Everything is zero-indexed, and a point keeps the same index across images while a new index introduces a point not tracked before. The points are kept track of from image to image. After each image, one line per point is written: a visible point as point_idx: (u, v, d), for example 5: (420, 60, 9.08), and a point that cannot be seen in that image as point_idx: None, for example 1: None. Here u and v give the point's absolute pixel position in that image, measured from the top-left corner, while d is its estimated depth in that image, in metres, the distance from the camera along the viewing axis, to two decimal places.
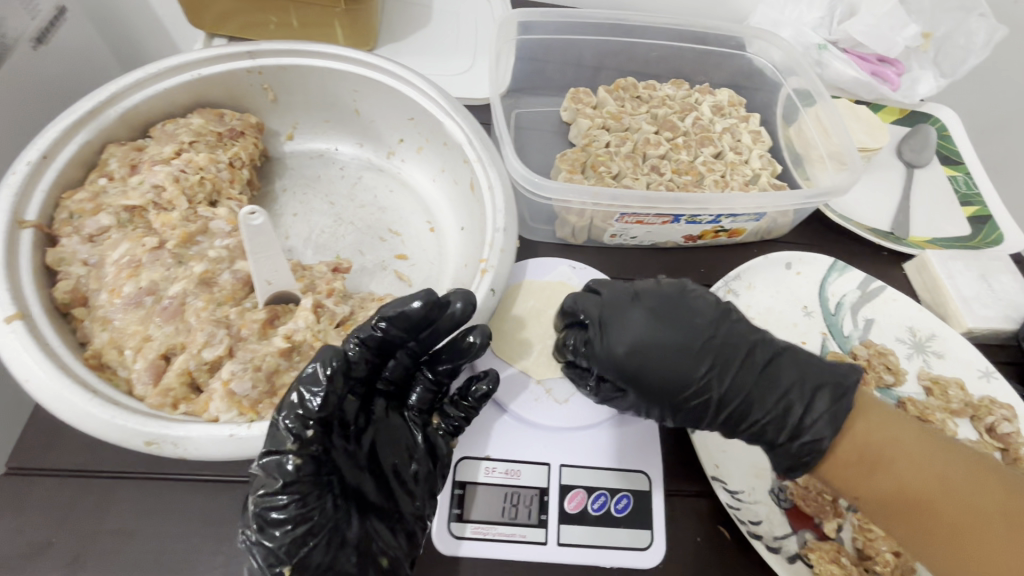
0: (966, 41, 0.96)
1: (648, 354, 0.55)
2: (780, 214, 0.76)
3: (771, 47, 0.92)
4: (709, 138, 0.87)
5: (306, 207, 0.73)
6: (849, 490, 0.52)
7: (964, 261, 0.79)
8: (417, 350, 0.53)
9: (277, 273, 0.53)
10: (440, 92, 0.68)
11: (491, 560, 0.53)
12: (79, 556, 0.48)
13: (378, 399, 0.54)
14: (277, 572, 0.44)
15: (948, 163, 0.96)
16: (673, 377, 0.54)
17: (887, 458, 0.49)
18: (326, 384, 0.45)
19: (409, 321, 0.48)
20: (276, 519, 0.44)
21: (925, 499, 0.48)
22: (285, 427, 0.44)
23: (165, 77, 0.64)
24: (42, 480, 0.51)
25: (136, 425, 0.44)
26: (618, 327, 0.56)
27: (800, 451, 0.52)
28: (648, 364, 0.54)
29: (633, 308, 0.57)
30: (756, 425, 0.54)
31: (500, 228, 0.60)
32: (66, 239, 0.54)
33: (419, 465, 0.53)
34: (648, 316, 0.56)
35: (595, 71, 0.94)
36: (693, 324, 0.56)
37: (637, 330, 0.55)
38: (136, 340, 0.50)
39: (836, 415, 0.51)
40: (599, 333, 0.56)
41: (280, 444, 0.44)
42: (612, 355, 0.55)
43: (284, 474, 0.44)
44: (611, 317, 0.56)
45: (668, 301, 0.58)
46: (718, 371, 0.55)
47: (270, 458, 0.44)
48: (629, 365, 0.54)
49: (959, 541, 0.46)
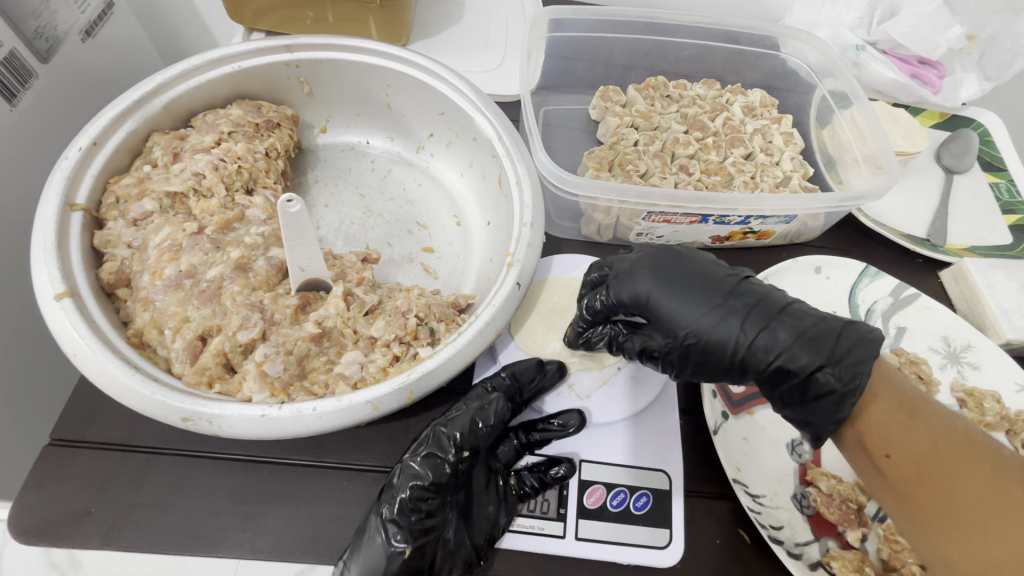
0: (1013, 44, 0.92)
1: (669, 284, 0.56)
2: (811, 217, 0.74)
3: (806, 47, 0.90)
4: (740, 138, 0.86)
5: (337, 199, 0.74)
6: (879, 444, 0.48)
7: (1005, 271, 0.76)
8: (516, 394, 0.60)
9: (311, 261, 0.55)
10: (472, 88, 0.69)
11: (508, 551, 0.54)
12: (117, 526, 0.51)
13: (473, 437, 0.55)
14: (397, 550, 0.50)
15: (989, 170, 0.93)
16: (694, 307, 0.54)
17: (921, 412, 0.47)
18: (480, 414, 0.56)
19: (520, 372, 0.61)
20: (415, 510, 0.51)
21: (953, 461, 0.45)
22: (450, 435, 0.55)
23: (207, 68, 0.66)
24: (84, 451, 0.54)
25: (174, 401, 0.46)
26: (638, 263, 0.58)
27: (843, 376, 0.49)
28: (671, 296, 0.56)
29: (656, 250, 0.59)
30: (791, 359, 0.51)
31: (528, 223, 0.60)
32: (112, 223, 0.56)
33: (494, 507, 0.55)
34: (670, 254, 0.58)
35: (625, 69, 0.94)
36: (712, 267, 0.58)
37: (660, 268, 0.57)
38: (174, 321, 0.52)
39: (867, 342, 0.50)
40: (621, 271, 0.58)
41: (436, 447, 0.54)
42: (631, 289, 0.57)
43: (434, 468, 0.53)
44: (636, 256, 0.59)
45: (689, 248, 0.60)
46: (743, 301, 0.54)
47: (426, 455, 0.54)
48: (649, 296, 0.56)
49: (975, 511, 0.43)
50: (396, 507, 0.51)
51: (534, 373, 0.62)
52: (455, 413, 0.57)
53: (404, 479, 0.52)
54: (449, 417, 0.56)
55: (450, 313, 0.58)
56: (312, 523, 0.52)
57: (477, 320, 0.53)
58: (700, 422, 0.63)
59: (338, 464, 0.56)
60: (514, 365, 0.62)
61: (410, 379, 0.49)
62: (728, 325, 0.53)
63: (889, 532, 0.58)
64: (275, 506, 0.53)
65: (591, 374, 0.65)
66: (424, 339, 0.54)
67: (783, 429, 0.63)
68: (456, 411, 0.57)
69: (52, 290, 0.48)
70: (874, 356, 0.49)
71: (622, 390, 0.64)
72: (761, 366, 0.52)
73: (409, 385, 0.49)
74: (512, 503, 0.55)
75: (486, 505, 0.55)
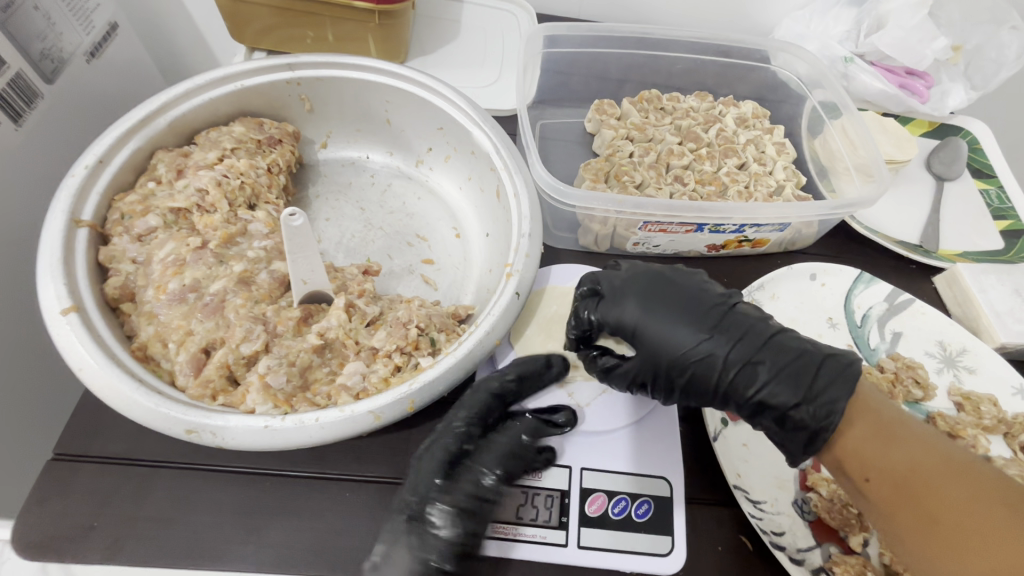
0: (997, 54, 0.96)
1: (658, 312, 0.56)
2: (805, 225, 0.75)
3: (796, 60, 0.92)
4: (733, 149, 0.88)
5: (338, 213, 0.75)
6: (860, 468, 0.48)
7: (997, 275, 0.78)
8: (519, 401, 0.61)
9: (313, 273, 0.55)
10: (469, 103, 0.70)
11: (512, 560, 0.54)
12: (120, 540, 0.50)
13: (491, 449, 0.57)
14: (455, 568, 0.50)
15: (979, 176, 0.95)
16: (680, 337, 0.55)
17: (898, 433, 0.47)
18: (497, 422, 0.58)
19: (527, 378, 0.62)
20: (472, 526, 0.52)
21: (933, 481, 0.44)
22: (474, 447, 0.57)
23: (210, 88, 0.68)
24: (87, 466, 0.54)
25: (179, 414, 0.46)
26: (626, 289, 0.58)
27: (817, 414, 0.50)
28: (656, 325, 0.56)
29: (644, 275, 0.59)
30: (769, 392, 0.52)
31: (526, 233, 0.61)
32: (117, 238, 0.57)
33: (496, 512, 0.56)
34: (656, 280, 0.58)
35: (619, 83, 0.96)
36: (702, 292, 0.58)
37: (648, 293, 0.57)
38: (178, 334, 0.52)
39: (848, 379, 0.50)
40: (611, 295, 0.58)
41: (446, 459, 0.54)
42: (618, 315, 0.57)
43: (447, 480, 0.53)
44: (625, 279, 0.59)
45: (678, 271, 0.60)
46: (727, 333, 0.54)
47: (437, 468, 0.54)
48: (634, 322, 0.57)
49: (957, 530, 0.42)
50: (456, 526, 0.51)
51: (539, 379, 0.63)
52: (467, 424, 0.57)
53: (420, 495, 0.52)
54: (461, 428, 0.57)
55: (450, 323, 0.59)
56: (314, 535, 0.52)
57: (477, 330, 0.54)
58: (700, 429, 0.63)
59: (341, 475, 0.56)
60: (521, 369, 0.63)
61: (412, 389, 0.49)
62: (711, 357, 0.54)
63: None
64: (278, 518, 0.53)
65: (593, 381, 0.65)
66: (425, 349, 0.55)
67: None
68: (465, 420, 0.57)
69: (58, 305, 0.49)
70: (851, 394, 0.50)
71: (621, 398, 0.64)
72: (741, 398, 0.54)
73: (411, 395, 0.49)
74: (511, 511, 0.56)
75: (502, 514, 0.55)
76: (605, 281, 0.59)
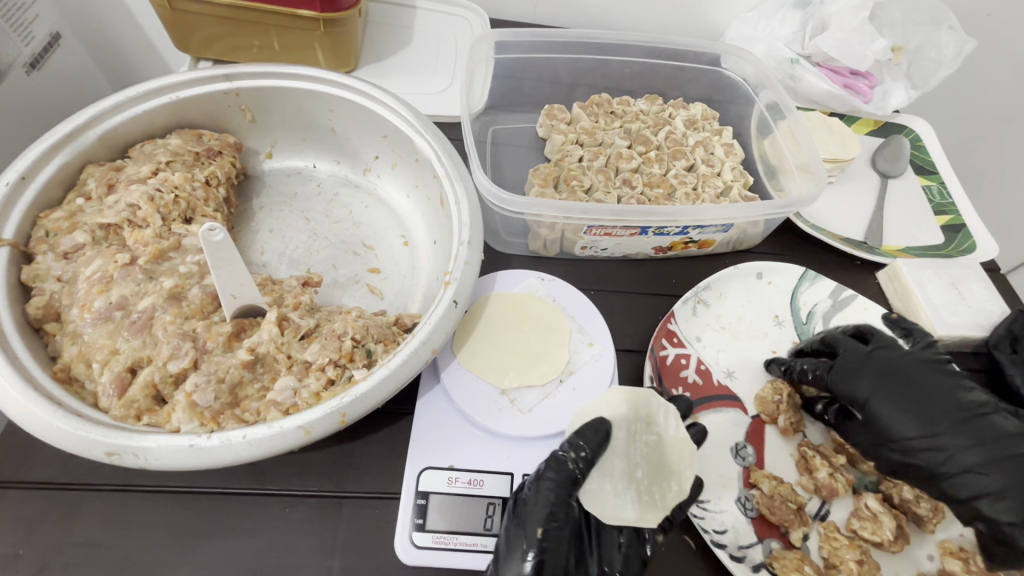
0: (937, 54, 0.99)
1: (930, 431, 0.57)
2: (750, 224, 0.77)
3: (743, 62, 0.94)
4: (681, 151, 0.89)
5: (282, 224, 0.74)
6: None
7: (934, 270, 0.80)
8: (577, 470, 0.53)
9: (243, 287, 0.54)
10: (410, 112, 0.70)
11: (453, 570, 0.53)
12: (46, 566, 0.49)
13: (569, 513, 0.52)
14: None
15: (922, 173, 0.98)
16: (956, 447, 0.56)
17: None
18: (557, 490, 0.52)
19: (587, 443, 0.54)
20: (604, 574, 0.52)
21: None
22: (560, 512, 0.51)
23: (144, 99, 0.67)
24: (13, 492, 0.52)
25: (98, 436, 0.45)
26: (865, 370, 0.61)
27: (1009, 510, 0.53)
28: (892, 410, 0.59)
29: (869, 360, 0.62)
30: (985, 498, 0.54)
31: (465, 241, 0.61)
32: (41, 257, 0.55)
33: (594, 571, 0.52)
34: (880, 380, 0.60)
35: (571, 87, 0.97)
36: (904, 370, 0.60)
37: (886, 370, 0.61)
38: (103, 354, 0.51)
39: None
40: (850, 365, 0.62)
41: (544, 499, 0.51)
42: (851, 388, 0.61)
43: (555, 533, 0.50)
44: (864, 357, 0.62)
45: (891, 367, 0.61)
46: (952, 462, 0.56)
47: (540, 512, 0.51)
48: (865, 395, 0.60)
49: None
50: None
51: (591, 437, 0.54)
52: (581, 453, 0.53)
53: (526, 546, 0.49)
54: (564, 454, 0.53)
55: (390, 332, 0.58)
56: (251, 554, 0.52)
57: (412, 340, 0.54)
58: None
59: (279, 491, 0.55)
60: (583, 433, 0.54)
61: (342, 403, 0.49)
62: (976, 471, 0.55)
63: (829, 531, 0.59)
64: (213, 536, 0.52)
65: (675, 425, 0.57)
66: (359, 361, 0.54)
67: (727, 433, 0.66)
68: (583, 448, 0.54)
69: None
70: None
71: (684, 479, 0.55)
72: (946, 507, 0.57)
73: (342, 409, 0.49)
74: (454, 521, 0.54)
75: (606, 559, 0.53)
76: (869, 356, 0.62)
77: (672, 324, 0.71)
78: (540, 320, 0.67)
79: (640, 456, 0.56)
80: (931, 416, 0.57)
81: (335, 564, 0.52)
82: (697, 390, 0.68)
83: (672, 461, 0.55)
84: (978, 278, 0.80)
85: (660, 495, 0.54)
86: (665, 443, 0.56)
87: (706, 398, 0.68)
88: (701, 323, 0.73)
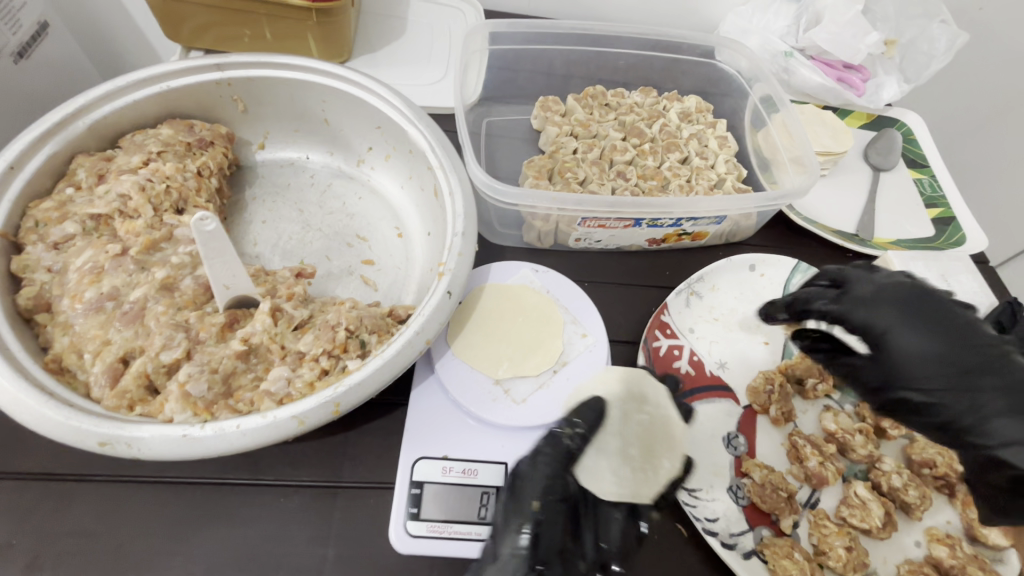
0: (929, 48, 0.99)
1: (949, 372, 0.48)
2: (742, 217, 0.77)
3: (737, 55, 0.94)
4: (675, 144, 0.89)
5: (275, 215, 0.74)
6: None
7: (924, 262, 0.81)
8: (572, 445, 0.56)
9: (236, 278, 0.54)
10: (404, 102, 0.70)
11: (447, 558, 0.53)
12: (39, 557, 0.49)
13: (564, 486, 0.54)
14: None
15: (913, 166, 0.98)
16: (969, 381, 0.47)
17: None
18: (555, 464, 0.55)
19: (583, 421, 0.58)
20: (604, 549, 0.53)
21: None
22: (557, 484, 0.54)
23: (134, 89, 0.66)
24: (4, 484, 0.52)
25: (91, 426, 0.45)
26: (880, 296, 0.53)
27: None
28: (900, 341, 0.51)
29: (885, 288, 0.54)
30: (1006, 443, 0.45)
31: (459, 232, 0.61)
32: (31, 247, 0.55)
33: (593, 544, 0.53)
34: (894, 307, 0.52)
35: (565, 79, 0.97)
36: (920, 298, 0.52)
37: (902, 298, 0.52)
38: (95, 344, 0.51)
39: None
40: (860, 292, 0.54)
41: (542, 472, 0.54)
42: (866, 316, 0.53)
43: (551, 505, 0.52)
44: (881, 285, 0.54)
45: (910, 295, 0.52)
46: (965, 401, 0.47)
47: (538, 485, 0.53)
48: (874, 322, 0.52)
49: None
50: (594, 554, 0.53)
51: (588, 414, 0.59)
52: (575, 429, 0.57)
53: (522, 517, 0.51)
54: (559, 431, 0.57)
55: (384, 323, 0.58)
56: (245, 544, 0.52)
57: (406, 330, 0.54)
58: None
59: (273, 481, 0.55)
60: (580, 411, 0.59)
61: (337, 393, 0.49)
62: (992, 411, 0.46)
63: (819, 518, 0.60)
64: (207, 526, 0.52)
65: (663, 403, 0.62)
66: (354, 352, 0.54)
67: (719, 423, 0.66)
68: (579, 425, 0.58)
69: None
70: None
71: (675, 456, 0.59)
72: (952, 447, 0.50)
73: (336, 399, 0.49)
74: (448, 510, 0.55)
75: (604, 534, 0.54)
76: (884, 284, 0.54)
77: (666, 315, 0.72)
78: (534, 310, 0.68)
79: (634, 434, 0.60)
80: (943, 347, 0.49)
81: (329, 553, 0.52)
82: (690, 381, 0.68)
83: (663, 439, 0.60)
84: (968, 270, 0.81)
85: (654, 470, 0.58)
86: (656, 421, 0.61)
87: (698, 389, 0.68)
88: (695, 314, 0.74)
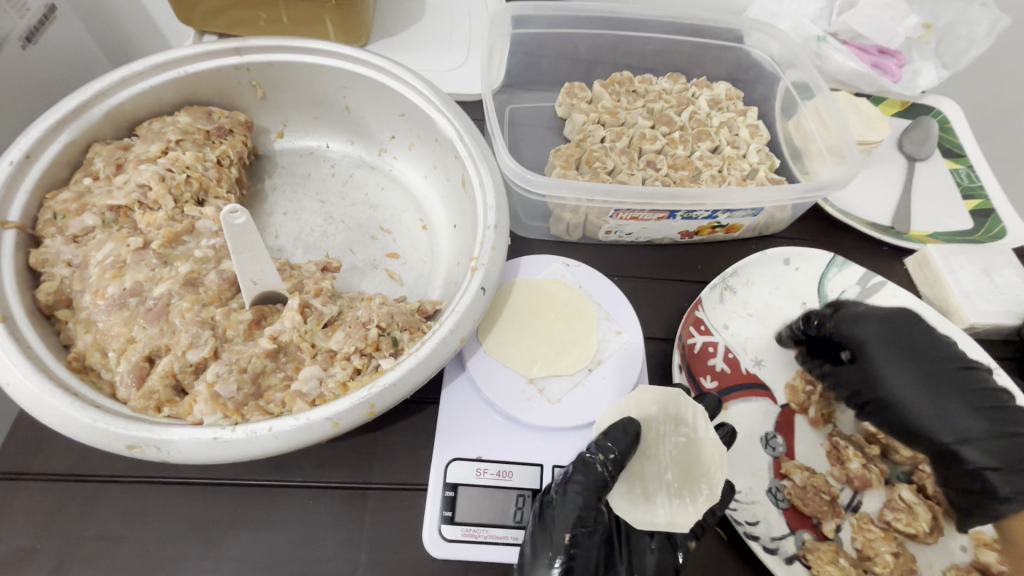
0: (967, 31, 0.95)
1: (927, 396, 0.62)
2: (778, 209, 0.74)
3: (769, 39, 0.90)
4: (706, 132, 0.86)
5: (296, 206, 0.71)
6: None
7: (965, 256, 0.78)
8: (605, 474, 0.50)
9: (263, 273, 0.52)
10: (430, 89, 0.67)
11: (482, 562, 0.52)
12: (65, 561, 0.48)
13: (594, 518, 0.50)
14: None
15: (949, 156, 0.95)
16: (945, 404, 0.62)
17: None
18: (585, 496, 0.50)
19: (617, 447, 0.51)
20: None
21: None
22: (587, 517, 0.50)
23: (151, 75, 0.63)
24: (27, 485, 0.51)
25: (119, 428, 0.43)
26: (867, 318, 0.67)
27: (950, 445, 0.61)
28: (884, 358, 0.65)
29: (868, 312, 0.68)
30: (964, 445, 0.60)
31: (491, 225, 0.58)
32: (49, 240, 0.53)
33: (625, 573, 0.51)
34: (880, 328, 0.66)
35: (591, 64, 0.93)
36: (904, 329, 0.66)
37: (886, 324, 0.67)
38: (119, 342, 0.49)
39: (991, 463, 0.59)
40: (852, 314, 0.68)
41: (571, 503, 0.50)
42: (856, 331, 0.66)
43: (581, 538, 0.49)
44: (865, 308, 0.68)
45: (890, 321, 0.67)
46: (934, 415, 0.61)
47: (567, 518, 0.49)
48: (862, 338, 0.66)
49: None
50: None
51: (621, 440, 0.51)
52: (610, 455, 0.50)
53: (553, 549, 0.48)
54: (591, 456, 0.51)
55: (415, 320, 0.56)
56: (275, 548, 0.50)
57: (440, 328, 0.52)
58: None
59: (302, 483, 0.53)
60: (612, 435, 0.51)
61: (371, 394, 0.47)
62: (953, 423, 0.61)
63: (863, 522, 0.58)
64: (236, 530, 0.51)
65: (705, 424, 0.53)
66: (386, 350, 0.52)
67: (757, 423, 0.64)
68: (613, 450, 0.50)
69: None
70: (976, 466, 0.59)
71: (716, 481, 0.51)
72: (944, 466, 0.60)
73: (371, 400, 0.47)
74: (485, 512, 0.53)
75: (639, 564, 0.51)
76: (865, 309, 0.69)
77: (700, 311, 0.69)
78: (567, 307, 0.65)
79: (671, 458, 0.53)
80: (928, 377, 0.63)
81: (361, 557, 0.51)
82: (725, 379, 0.66)
83: (704, 463, 0.51)
84: (1011, 264, 0.78)
85: (693, 497, 0.50)
86: (696, 444, 0.53)
87: (734, 387, 0.66)
88: (730, 310, 0.71)
